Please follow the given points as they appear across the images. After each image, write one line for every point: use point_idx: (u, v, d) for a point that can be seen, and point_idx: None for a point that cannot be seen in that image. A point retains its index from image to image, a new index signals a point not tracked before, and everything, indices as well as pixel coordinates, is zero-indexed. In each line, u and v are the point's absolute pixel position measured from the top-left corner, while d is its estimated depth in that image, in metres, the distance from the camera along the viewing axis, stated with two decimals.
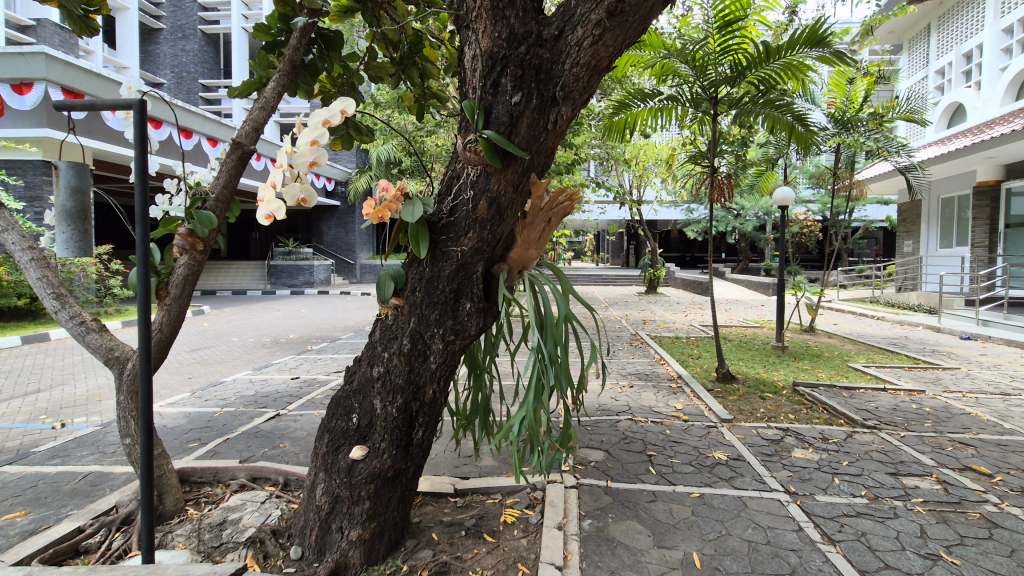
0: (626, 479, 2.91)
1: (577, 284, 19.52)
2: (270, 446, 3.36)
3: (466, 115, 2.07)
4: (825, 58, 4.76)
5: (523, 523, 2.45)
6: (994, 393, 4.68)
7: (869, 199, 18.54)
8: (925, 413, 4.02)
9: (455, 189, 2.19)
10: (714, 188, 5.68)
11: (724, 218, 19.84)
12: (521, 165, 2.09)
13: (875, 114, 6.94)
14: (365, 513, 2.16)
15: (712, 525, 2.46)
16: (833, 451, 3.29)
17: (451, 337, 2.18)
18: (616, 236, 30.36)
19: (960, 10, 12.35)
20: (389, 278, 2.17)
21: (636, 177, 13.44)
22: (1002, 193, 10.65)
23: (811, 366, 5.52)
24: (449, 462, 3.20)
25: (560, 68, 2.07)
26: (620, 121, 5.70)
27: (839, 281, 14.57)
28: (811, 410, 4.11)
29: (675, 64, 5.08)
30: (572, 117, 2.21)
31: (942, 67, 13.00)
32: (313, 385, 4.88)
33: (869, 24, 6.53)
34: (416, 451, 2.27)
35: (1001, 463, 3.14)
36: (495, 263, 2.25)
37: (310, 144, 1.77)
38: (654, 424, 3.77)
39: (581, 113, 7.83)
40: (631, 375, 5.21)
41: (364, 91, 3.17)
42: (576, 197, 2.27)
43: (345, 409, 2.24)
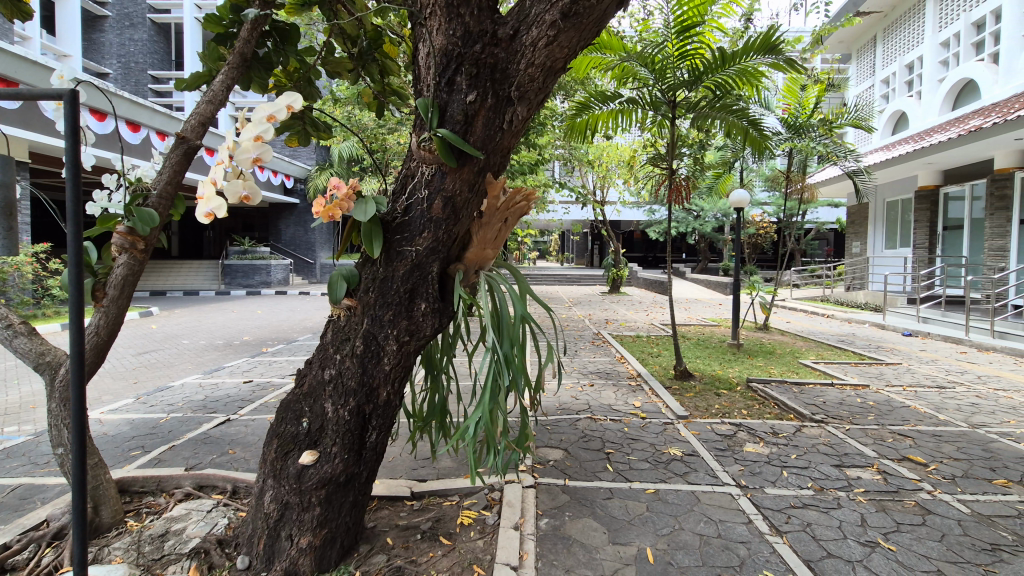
0: (583, 477, 2.94)
1: (542, 284, 19.62)
2: (219, 453, 3.24)
3: (421, 113, 2.05)
4: (777, 64, 4.91)
5: (480, 523, 2.45)
6: (932, 386, 4.95)
7: (821, 201, 19.36)
8: (868, 407, 4.22)
9: (409, 188, 2.16)
10: (673, 189, 5.80)
11: (685, 219, 20.26)
12: (477, 164, 2.08)
13: (825, 120, 7.21)
14: (316, 519, 2.11)
15: (666, 520, 2.50)
16: (783, 445, 3.41)
17: (406, 337, 2.14)
18: (580, 235, 30.55)
19: (904, 23, 13.02)
20: (340, 278, 2.13)
21: (600, 178, 13.61)
22: (941, 198, 11.33)
23: (765, 362, 5.70)
24: (406, 465, 3.14)
25: (515, 68, 2.07)
26: (582, 122, 5.76)
27: (792, 281, 15.11)
28: (763, 405, 4.24)
29: (634, 67, 5.16)
30: (529, 117, 2.21)
31: (887, 76, 13.65)
32: (267, 388, 4.74)
33: (819, 33, 6.77)
34: (370, 454, 2.23)
35: (936, 453, 3.31)
36: (451, 263, 2.23)
37: (254, 139, 1.71)
38: (613, 422, 3.82)
39: (545, 112, 7.82)
40: (591, 374, 5.26)
41: (322, 87, 3.09)
42: (532, 197, 2.27)
43: (295, 413, 2.18)
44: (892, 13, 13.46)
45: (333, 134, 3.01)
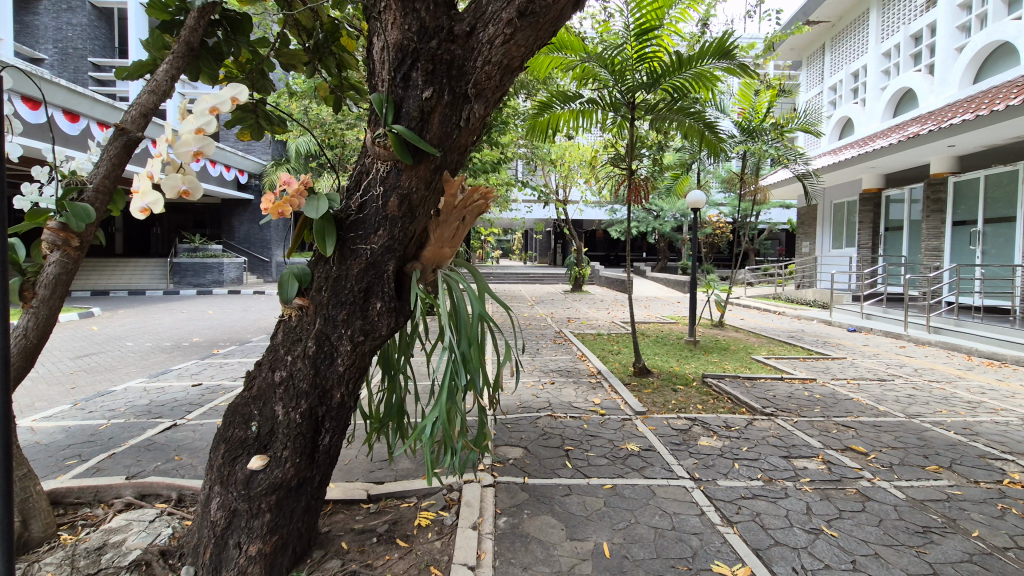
0: (543, 474, 2.95)
1: (506, 282, 19.65)
2: (163, 460, 3.10)
3: (376, 109, 2.01)
4: (731, 69, 5.06)
5: (437, 525, 2.42)
6: (873, 379, 5.22)
7: (774, 203, 20.14)
8: (815, 399, 4.41)
9: (364, 185, 2.12)
10: (632, 189, 5.91)
11: (645, 218, 20.66)
12: (434, 162, 2.05)
13: (777, 124, 7.46)
14: (266, 526, 2.04)
15: (623, 515, 2.54)
16: (735, 438, 3.52)
17: (360, 337, 2.10)
18: (544, 234, 30.67)
19: (849, 33, 13.65)
20: (292, 277, 2.07)
21: (562, 177, 13.73)
22: (883, 200, 11.94)
23: (719, 358, 5.88)
24: (363, 467, 3.08)
25: (472, 65, 2.05)
26: (544, 121, 5.79)
27: (747, 279, 15.66)
28: (717, 400, 4.38)
29: (595, 68, 5.22)
30: (486, 114, 2.20)
31: (834, 83, 14.30)
32: (218, 391, 4.56)
33: (771, 40, 7.02)
34: (323, 458, 2.18)
35: (876, 442, 3.49)
36: (407, 262, 2.20)
37: (194, 132, 1.63)
38: (573, 419, 3.86)
39: (507, 111, 7.80)
40: (552, 372, 5.30)
41: (276, 79, 3.00)
42: (490, 196, 2.27)
43: (244, 417, 2.10)
44: (839, 23, 14.10)
45: (287, 129, 2.94)
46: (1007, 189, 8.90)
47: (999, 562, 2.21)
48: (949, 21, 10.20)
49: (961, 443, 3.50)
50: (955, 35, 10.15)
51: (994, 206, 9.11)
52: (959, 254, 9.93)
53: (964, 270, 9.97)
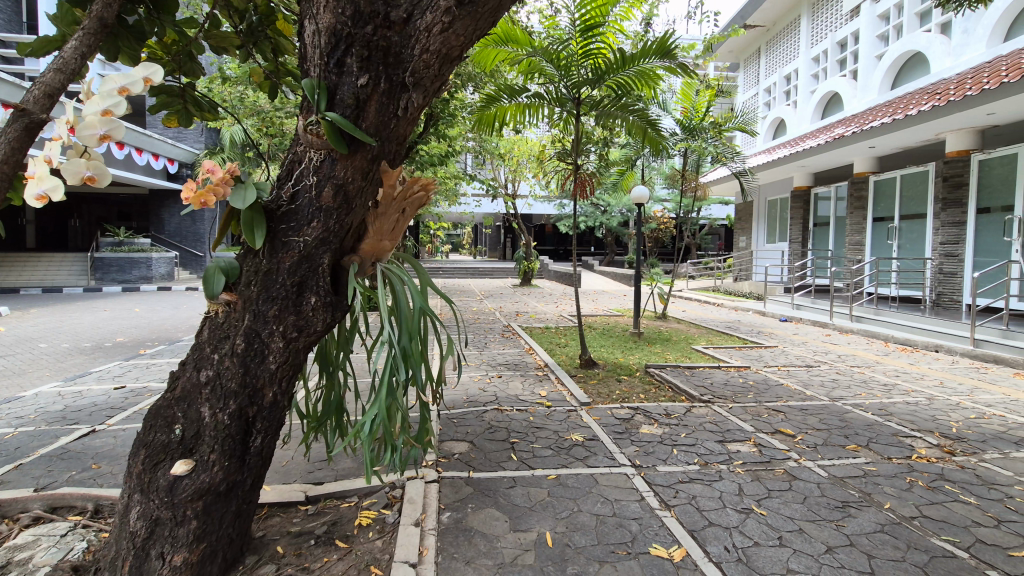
0: (488, 467, 2.95)
1: (456, 277, 19.51)
2: (79, 469, 2.88)
3: (307, 95, 1.92)
4: (671, 68, 5.19)
5: (379, 523, 2.38)
6: (801, 366, 5.56)
7: (714, 199, 21.01)
8: (749, 386, 4.65)
9: (296, 174, 2.03)
10: (577, 184, 5.98)
11: (593, 213, 21.05)
12: (371, 152, 1.99)
13: (715, 123, 7.73)
14: (192, 534, 1.94)
15: (566, 504, 2.58)
16: (674, 425, 3.65)
17: (294, 333, 2.02)
18: (494, 228, 30.62)
19: (783, 37, 14.34)
20: (218, 271, 1.97)
21: (511, 171, 13.74)
22: (812, 198, 12.66)
23: (662, 349, 6.08)
24: (301, 468, 2.97)
25: (409, 53, 1.98)
26: (490, 114, 5.76)
27: (689, 272, 16.25)
28: (658, 389, 4.53)
29: (540, 62, 5.23)
30: (424, 103, 2.15)
31: (769, 85, 15.01)
32: (143, 394, 4.28)
33: (709, 41, 7.26)
34: (255, 460, 2.09)
35: (803, 424, 3.71)
36: (344, 254, 2.14)
37: (101, 114, 1.51)
38: (519, 412, 3.88)
39: (454, 103, 7.70)
40: (500, 365, 5.31)
41: (207, 64, 2.84)
42: (430, 188, 2.23)
43: (166, 420, 1.98)
44: (773, 27, 14.79)
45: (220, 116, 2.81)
46: (920, 189, 9.66)
47: (907, 531, 2.39)
48: (871, 30, 10.90)
49: (878, 423, 3.78)
50: (875, 43, 10.87)
51: (909, 204, 9.88)
52: (879, 248, 10.69)
53: (883, 264, 10.76)
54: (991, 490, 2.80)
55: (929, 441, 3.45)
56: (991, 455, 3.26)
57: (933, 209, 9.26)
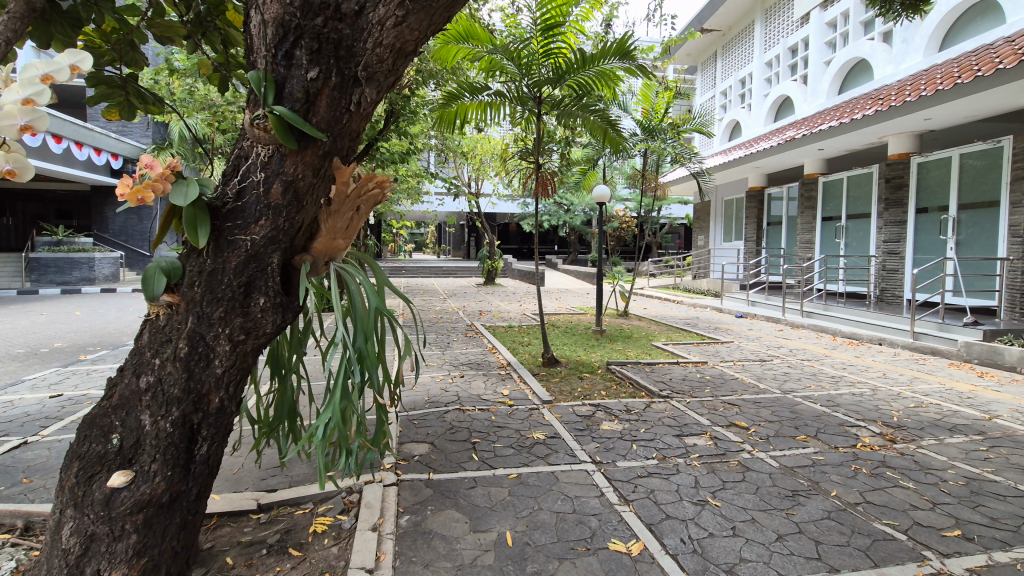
0: (448, 469, 2.92)
1: (419, 276, 19.30)
2: (8, 484, 2.70)
3: (254, 88, 1.84)
4: (630, 70, 5.27)
5: (335, 530, 2.32)
6: (755, 360, 5.75)
7: (673, 198, 21.54)
8: (706, 380, 4.78)
9: (242, 170, 1.95)
10: (539, 183, 5.99)
11: (556, 212, 21.21)
12: (322, 147, 1.93)
13: (674, 125, 7.90)
14: (131, 548, 1.84)
15: (527, 503, 2.58)
16: (634, 421, 3.70)
17: (241, 336, 1.94)
18: (458, 227, 30.44)
19: (738, 42, 14.80)
20: (159, 271, 1.88)
21: (474, 170, 13.69)
22: (766, 198, 13.10)
23: (623, 346, 6.18)
24: (253, 476, 2.87)
25: (362, 47, 1.92)
26: (451, 112, 5.71)
27: (650, 270, 16.59)
28: (619, 385, 4.59)
29: (501, 60, 5.20)
30: (379, 99, 2.09)
31: (725, 88, 15.46)
32: (82, 402, 4.05)
33: (667, 44, 7.41)
34: (200, 469, 2.00)
35: (756, 417, 3.84)
36: (296, 254, 2.07)
37: (21, 103, 1.42)
38: (481, 411, 3.86)
39: (415, 100, 7.60)
40: (462, 365, 5.28)
41: (151, 54, 2.70)
42: (386, 185, 2.18)
43: (102, 430, 1.88)
44: (729, 32, 15.24)
45: (166, 109, 2.68)
46: (864, 190, 10.16)
47: (851, 517, 2.50)
48: (820, 37, 11.37)
49: (826, 413, 3.94)
50: (824, 49, 11.33)
51: (855, 204, 10.37)
52: (827, 246, 11.17)
53: (831, 261, 11.27)
54: (927, 474, 2.96)
55: (873, 430, 3.62)
56: (927, 442, 3.44)
57: (876, 209, 9.75)
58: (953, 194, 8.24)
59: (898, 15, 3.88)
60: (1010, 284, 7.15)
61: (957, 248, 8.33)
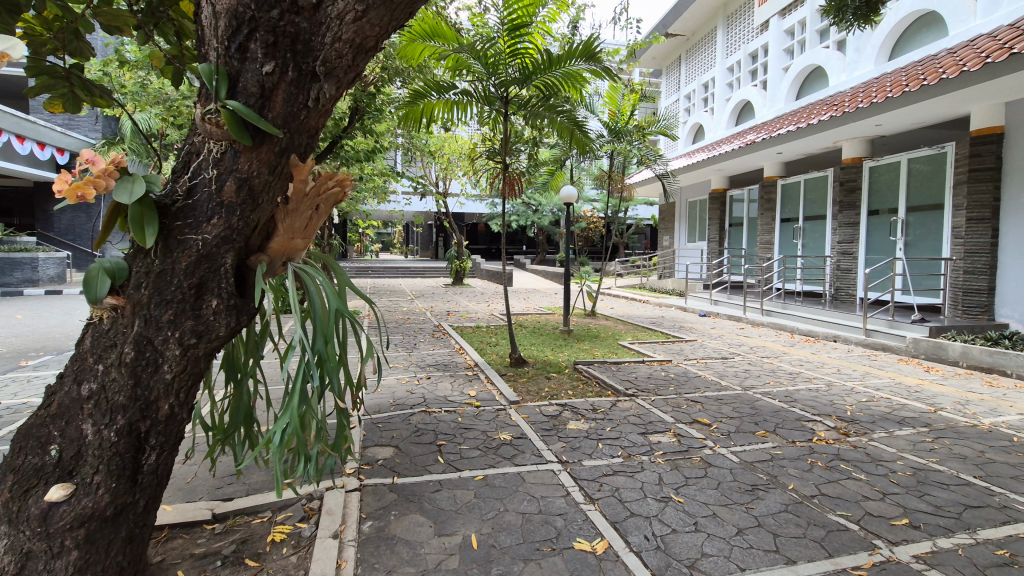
0: (413, 472, 2.88)
1: (386, 276, 19.04)
2: None
3: (205, 82, 1.78)
4: (596, 71, 5.30)
5: (294, 539, 2.25)
6: (718, 358, 5.90)
7: (639, 199, 21.91)
8: (670, 378, 4.87)
9: (193, 166, 1.87)
10: (507, 183, 5.97)
11: (524, 212, 21.29)
12: (278, 144, 1.86)
13: (639, 127, 8.02)
14: (72, 566, 1.74)
15: (492, 504, 2.56)
16: (600, 420, 3.74)
17: (192, 340, 1.86)
18: (426, 227, 30.16)
19: (702, 46, 15.15)
20: (102, 272, 1.79)
21: (442, 169, 13.59)
22: (728, 199, 13.46)
23: (590, 346, 6.23)
24: (208, 485, 2.76)
25: (320, 41, 1.86)
26: (417, 110, 5.64)
27: (617, 270, 16.82)
28: (586, 385, 4.63)
29: (467, 59, 5.18)
30: (339, 95, 2.03)
31: (689, 92, 15.80)
32: (22, 411, 3.82)
33: (633, 47, 7.53)
34: (148, 479, 1.91)
35: (718, 414, 3.92)
36: (251, 254, 1.99)
37: None
38: (447, 413, 3.83)
39: (380, 97, 7.48)
40: (429, 366, 5.23)
41: (97, 44, 2.56)
42: (347, 183, 2.12)
43: (40, 441, 1.77)
44: (692, 37, 15.59)
45: (114, 102, 2.54)
46: (820, 193, 10.55)
47: (807, 509, 2.58)
48: (778, 44, 11.75)
49: (784, 409, 4.06)
50: (782, 56, 11.70)
51: (811, 206, 10.75)
52: (786, 247, 11.55)
53: (789, 261, 11.66)
54: (878, 466, 3.09)
55: (828, 424, 3.76)
56: (878, 435, 3.59)
57: (832, 211, 10.14)
58: (902, 197, 8.64)
59: (850, 25, 4.03)
60: (953, 283, 7.53)
61: (905, 249, 8.73)
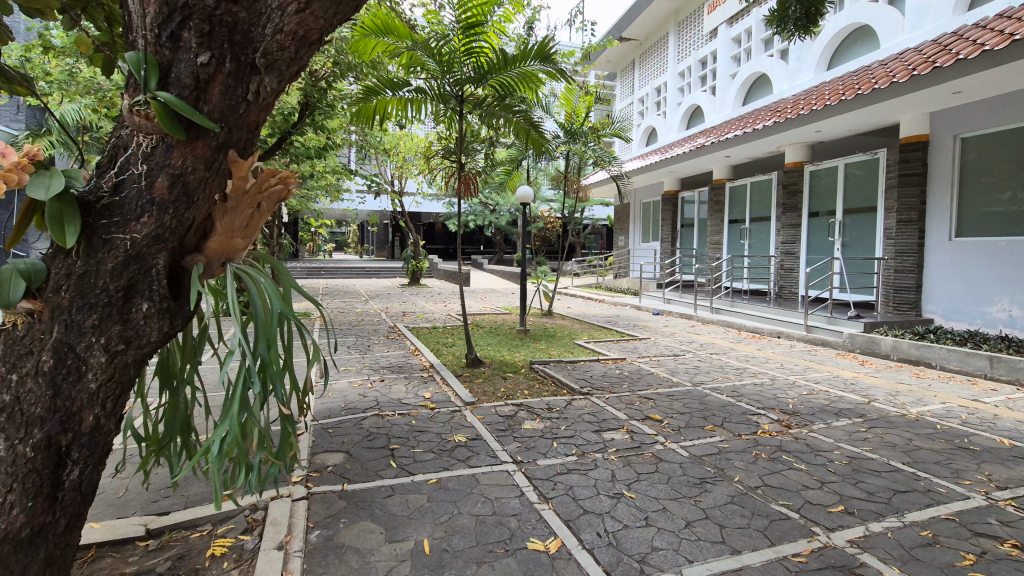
0: (364, 478, 2.81)
1: (340, 276, 18.58)
2: None
3: (133, 72, 1.67)
4: (551, 73, 5.33)
5: (236, 552, 2.15)
6: (670, 355, 6.06)
7: (595, 200, 22.28)
8: (624, 376, 4.96)
9: (120, 161, 1.75)
10: (462, 182, 5.90)
11: (482, 212, 21.26)
12: (215, 138, 1.77)
13: (594, 128, 8.15)
14: None
15: (446, 507, 2.53)
16: (555, 419, 3.76)
17: (120, 346, 1.75)
18: (381, 226, 29.63)
19: (654, 51, 15.54)
20: (17, 275, 1.65)
21: (397, 168, 13.37)
22: (679, 201, 13.85)
23: (547, 345, 6.28)
24: (141, 499, 2.60)
25: (260, 32, 1.78)
26: (369, 107, 5.51)
27: (573, 270, 17.02)
28: (542, 384, 4.65)
29: (421, 57, 5.13)
30: (281, 88, 1.93)
31: (643, 96, 16.16)
32: None
33: (587, 50, 7.63)
34: (69, 497, 1.78)
35: (670, 410, 4.03)
36: (186, 254, 1.89)
37: None
38: (401, 416, 3.76)
39: (333, 93, 7.28)
40: (383, 368, 5.13)
41: (15, 28, 2.36)
42: (290, 180, 2.04)
43: None
44: (646, 42, 15.97)
45: (36, 91, 2.34)
46: (765, 195, 11.01)
47: (752, 500, 2.67)
48: (726, 51, 12.18)
49: (731, 404, 4.21)
50: (730, 63, 12.14)
51: (757, 208, 11.21)
52: (734, 247, 11.99)
53: (736, 261, 12.11)
54: (817, 456, 3.24)
55: (772, 417, 3.92)
56: (817, 426, 3.77)
57: (776, 212, 10.61)
58: (839, 200, 9.14)
59: (791, 35, 4.22)
60: (885, 281, 8.01)
61: (843, 249, 9.23)
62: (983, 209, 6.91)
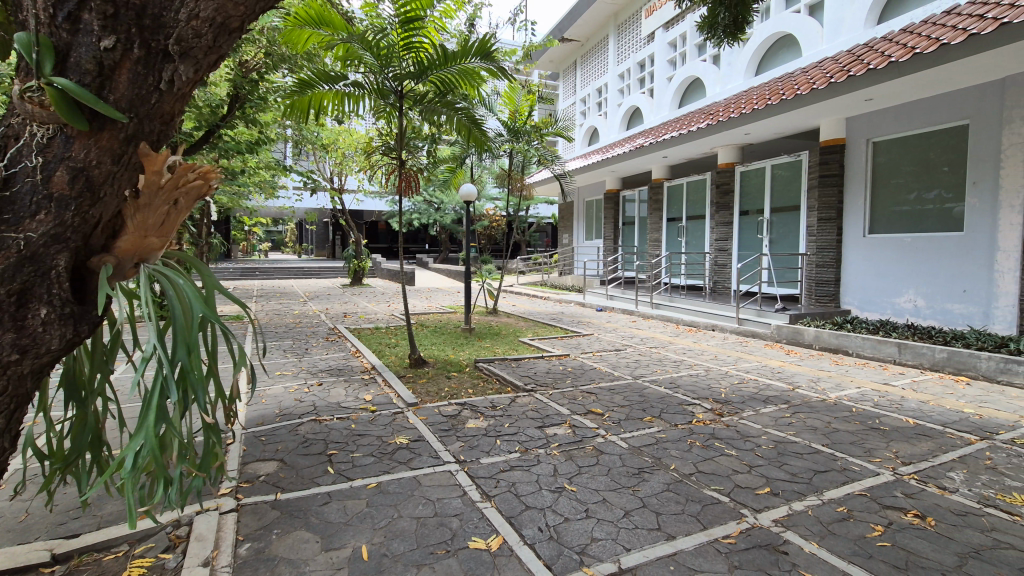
0: (299, 486, 2.71)
1: (277, 277, 17.77)
2: None
3: (21, 54, 1.51)
4: (492, 71, 5.31)
5: (156, 571, 2.02)
6: (612, 350, 6.21)
7: (540, 198, 22.50)
8: (567, 372, 5.04)
9: (9, 152, 1.57)
10: (402, 180, 5.74)
11: (426, 210, 20.97)
12: (121, 129, 1.62)
13: (537, 127, 8.22)
14: None
15: (386, 511, 2.48)
16: (498, 417, 3.76)
17: (14, 356, 1.65)
18: (321, 224, 28.64)
19: (596, 52, 15.83)
20: None
21: (336, 164, 12.94)
22: (621, 200, 14.22)
23: (491, 343, 6.27)
24: (47, 522, 2.38)
25: (172, 16, 1.65)
26: (303, 100, 5.29)
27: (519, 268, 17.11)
28: (486, 383, 4.64)
29: (358, 50, 4.97)
30: (199, 77, 1.80)
31: (584, 96, 16.44)
32: None
33: (529, 49, 7.69)
34: None
35: (610, 403, 4.13)
36: (92, 254, 1.75)
37: None
38: (340, 421, 3.65)
39: (264, 85, 6.94)
40: (322, 372, 4.96)
41: None
42: (212, 176, 1.92)
43: None
44: (587, 43, 16.25)
45: None
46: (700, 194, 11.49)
47: (686, 487, 2.78)
48: (663, 55, 12.58)
49: (668, 395, 4.36)
50: (667, 66, 12.55)
51: (693, 206, 11.68)
52: (672, 244, 12.44)
53: (674, 257, 12.59)
54: (746, 442, 3.42)
55: (705, 407, 4.09)
56: (747, 413, 3.98)
57: (711, 211, 11.09)
58: (767, 199, 9.67)
59: (721, 41, 4.41)
60: (808, 275, 8.56)
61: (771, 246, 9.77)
62: (892, 208, 7.50)
